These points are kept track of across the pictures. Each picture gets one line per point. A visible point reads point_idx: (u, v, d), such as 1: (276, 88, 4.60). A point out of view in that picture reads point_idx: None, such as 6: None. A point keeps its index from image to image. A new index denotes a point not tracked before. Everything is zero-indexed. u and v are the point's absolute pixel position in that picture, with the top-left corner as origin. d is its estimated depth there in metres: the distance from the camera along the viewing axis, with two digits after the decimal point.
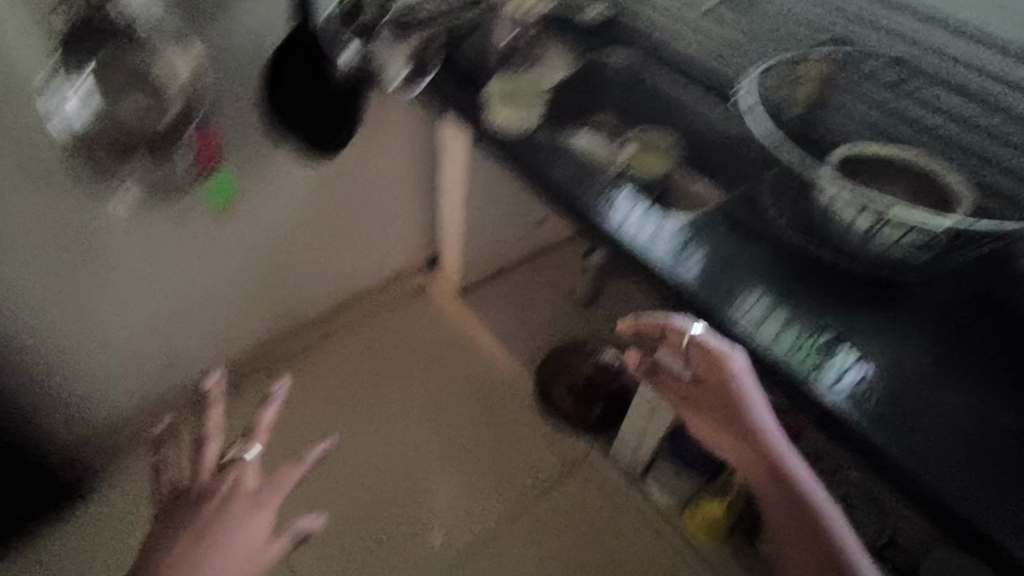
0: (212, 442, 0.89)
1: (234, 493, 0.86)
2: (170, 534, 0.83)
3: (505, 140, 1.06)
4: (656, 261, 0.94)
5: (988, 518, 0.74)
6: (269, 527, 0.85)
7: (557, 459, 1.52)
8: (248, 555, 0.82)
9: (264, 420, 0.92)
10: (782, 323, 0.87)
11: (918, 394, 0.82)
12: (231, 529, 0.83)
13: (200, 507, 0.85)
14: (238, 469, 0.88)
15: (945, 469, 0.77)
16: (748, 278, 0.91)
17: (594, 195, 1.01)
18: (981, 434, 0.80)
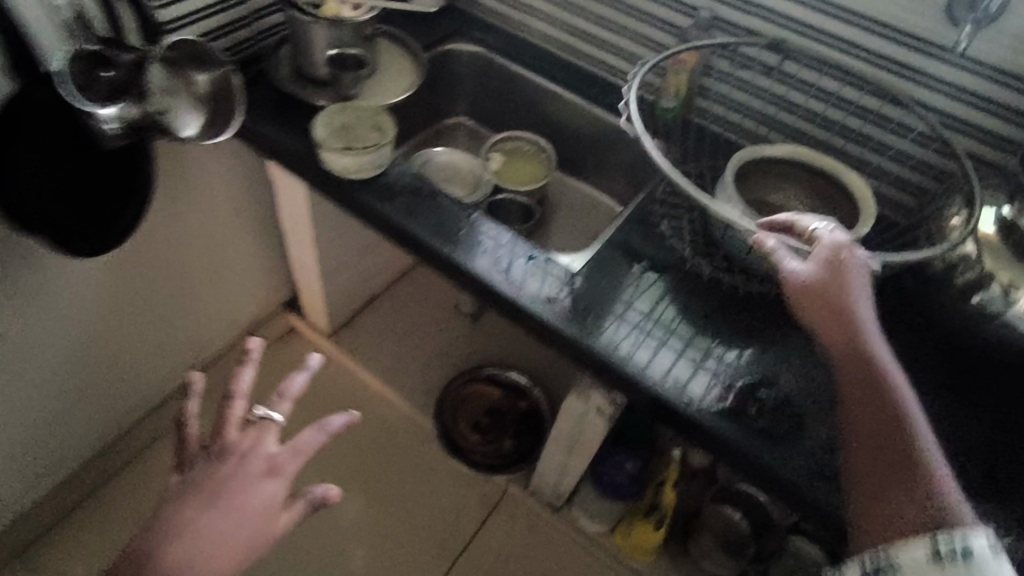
0: (240, 398, 0.80)
1: (253, 453, 0.76)
2: (187, 491, 0.73)
3: (351, 191, 0.87)
4: (555, 322, 0.78)
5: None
6: (286, 484, 0.76)
7: (475, 505, 1.37)
8: (259, 509, 0.73)
9: (293, 386, 0.82)
10: (704, 376, 0.76)
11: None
12: (245, 479, 0.74)
13: (218, 459, 0.76)
14: (262, 427, 0.78)
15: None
16: (660, 326, 0.80)
17: (470, 247, 0.84)
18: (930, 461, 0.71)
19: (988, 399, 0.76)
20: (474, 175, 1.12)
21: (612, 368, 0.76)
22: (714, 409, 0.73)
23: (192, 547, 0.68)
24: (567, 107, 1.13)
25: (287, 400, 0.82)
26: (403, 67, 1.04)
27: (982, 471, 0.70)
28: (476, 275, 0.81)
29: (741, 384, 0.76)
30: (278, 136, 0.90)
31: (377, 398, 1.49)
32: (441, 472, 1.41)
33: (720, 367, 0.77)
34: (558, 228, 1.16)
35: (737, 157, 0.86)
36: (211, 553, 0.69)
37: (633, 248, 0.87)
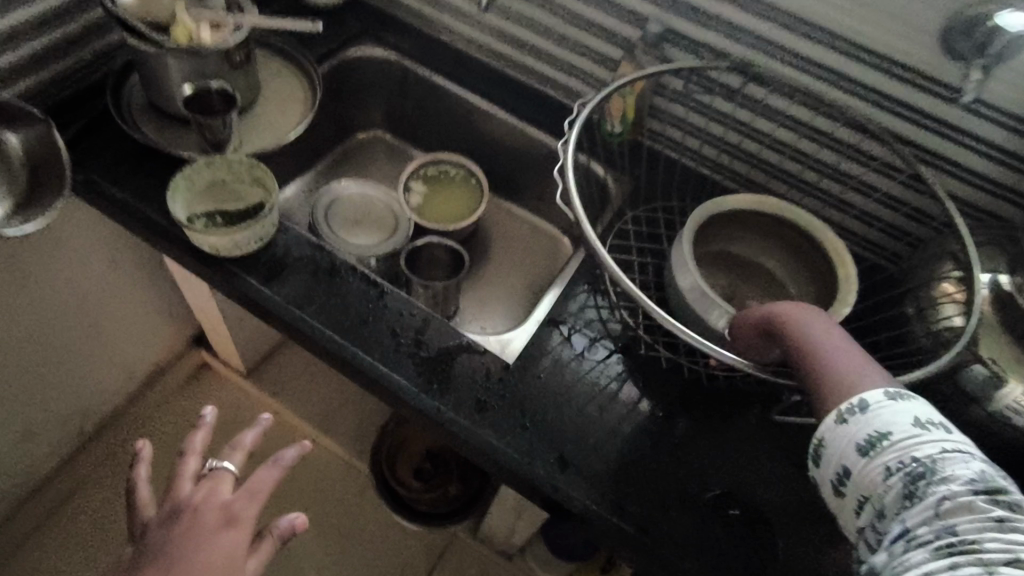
0: (190, 454, 0.73)
1: (205, 506, 0.66)
2: (139, 564, 0.62)
3: (227, 271, 0.70)
4: (486, 439, 0.64)
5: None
6: (246, 533, 0.65)
7: (423, 553, 1.27)
8: (218, 569, 0.62)
9: (245, 439, 0.75)
10: (657, 497, 0.63)
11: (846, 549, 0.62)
12: (198, 536, 0.63)
13: (167, 524, 0.65)
14: (215, 477, 0.70)
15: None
16: (610, 431, 0.67)
17: (378, 340, 0.68)
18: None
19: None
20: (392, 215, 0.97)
21: (554, 495, 0.63)
22: (674, 538, 0.61)
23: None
24: (501, 129, 0.97)
25: (237, 449, 0.74)
26: (294, 95, 0.86)
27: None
28: (387, 382, 0.66)
29: (705, 499, 0.64)
30: (127, 200, 0.71)
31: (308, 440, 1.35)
32: (384, 520, 1.30)
33: (680, 477, 0.65)
34: (496, 262, 0.99)
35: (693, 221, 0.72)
36: None
37: (571, 324, 0.76)
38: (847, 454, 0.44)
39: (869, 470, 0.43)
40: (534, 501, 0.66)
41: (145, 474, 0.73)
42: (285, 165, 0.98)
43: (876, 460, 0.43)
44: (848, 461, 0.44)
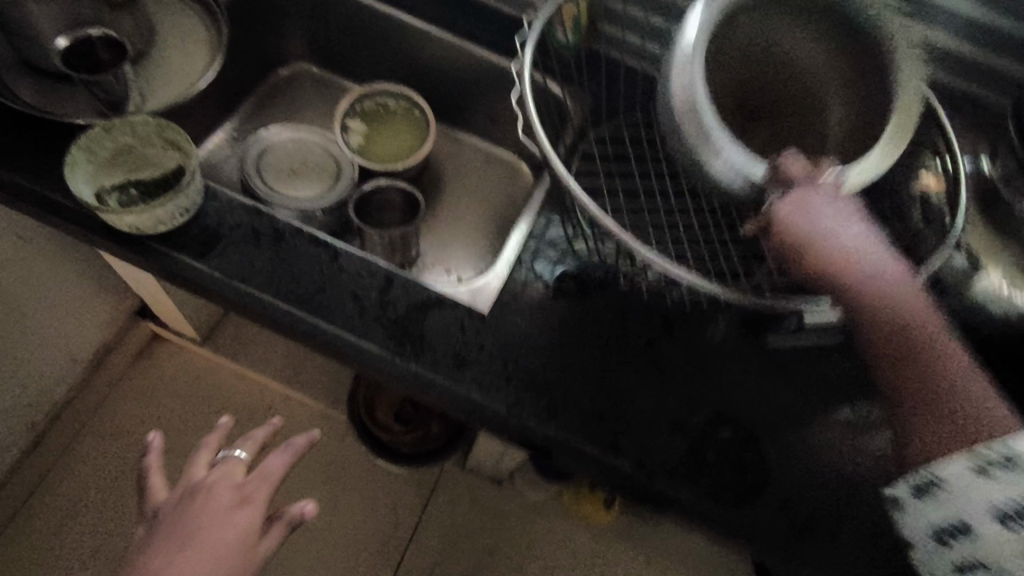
0: (204, 449, 0.71)
1: (215, 485, 0.65)
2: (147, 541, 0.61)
3: (154, 249, 0.62)
4: (469, 394, 0.61)
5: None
6: (258, 514, 0.64)
7: (414, 492, 1.28)
8: (227, 546, 0.61)
9: (260, 431, 0.72)
10: (651, 427, 0.62)
11: (835, 456, 0.63)
12: (208, 515, 0.62)
13: (178, 506, 0.64)
14: (227, 461, 0.68)
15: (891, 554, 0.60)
16: (596, 369, 0.64)
17: (339, 305, 0.63)
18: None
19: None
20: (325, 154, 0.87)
21: (545, 441, 0.61)
22: (672, 468, 0.60)
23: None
24: (440, 50, 0.88)
25: (250, 439, 0.71)
26: (197, 35, 0.74)
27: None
28: (355, 350, 0.61)
29: (698, 425, 0.63)
30: (16, 181, 0.61)
31: (280, 399, 1.31)
32: (371, 468, 1.29)
33: (671, 404, 0.63)
34: (452, 198, 0.93)
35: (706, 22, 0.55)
36: None
37: (543, 260, 0.72)
38: (981, 514, 0.46)
39: (1003, 535, 0.46)
40: (525, 448, 0.64)
41: (156, 463, 0.70)
42: (201, 115, 0.87)
43: (1010, 527, 0.46)
44: (977, 522, 0.47)
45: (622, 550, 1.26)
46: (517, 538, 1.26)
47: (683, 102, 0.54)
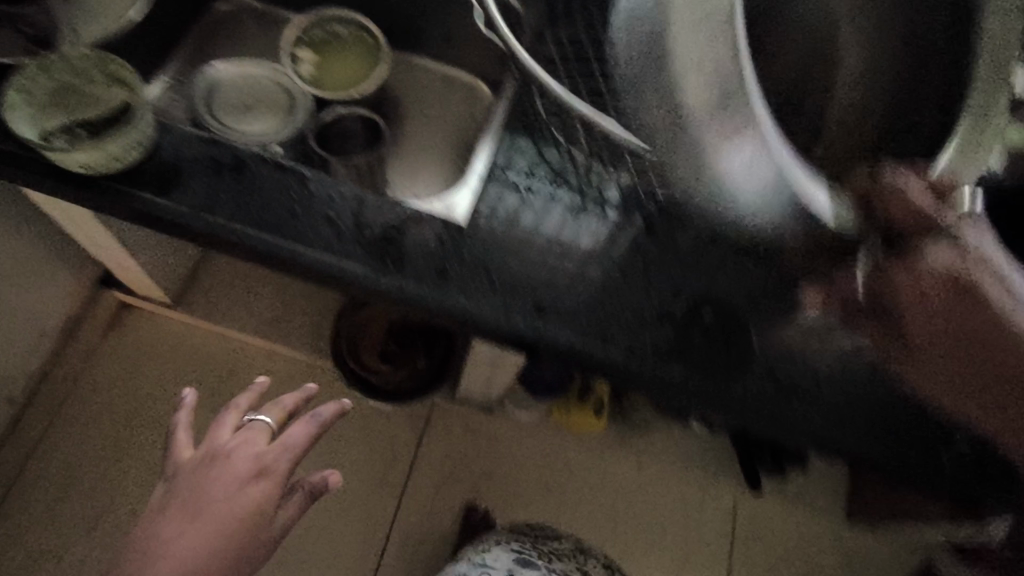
0: (231, 410, 0.72)
1: (237, 454, 0.67)
2: (171, 503, 0.65)
3: (114, 190, 0.60)
4: (456, 303, 0.62)
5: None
6: (278, 486, 0.66)
7: (408, 427, 1.31)
8: (246, 520, 0.64)
9: (286, 400, 0.73)
10: (636, 316, 0.64)
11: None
12: (229, 485, 0.65)
13: (201, 469, 0.67)
14: (251, 429, 0.69)
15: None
16: (577, 268, 0.65)
17: (314, 229, 0.62)
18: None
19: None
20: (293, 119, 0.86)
21: (534, 341, 0.62)
22: (658, 354, 0.62)
23: (172, 565, 0.61)
24: None
25: (278, 407, 0.73)
26: None
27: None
28: (337, 272, 0.61)
29: (681, 311, 0.64)
30: None
31: (262, 355, 1.30)
32: (363, 410, 1.30)
33: (653, 295, 0.65)
34: (416, 123, 0.91)
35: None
36: (185, 550, 0.62)
37: (515, 168, 0.72)
38: None
39: None
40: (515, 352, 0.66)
41: (184, 421, 0.73)
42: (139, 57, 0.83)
43: None
44: None
45: (613, 459, 1.31)
46: (512, 460, 1.31)
47: (665, 112, 0.46)
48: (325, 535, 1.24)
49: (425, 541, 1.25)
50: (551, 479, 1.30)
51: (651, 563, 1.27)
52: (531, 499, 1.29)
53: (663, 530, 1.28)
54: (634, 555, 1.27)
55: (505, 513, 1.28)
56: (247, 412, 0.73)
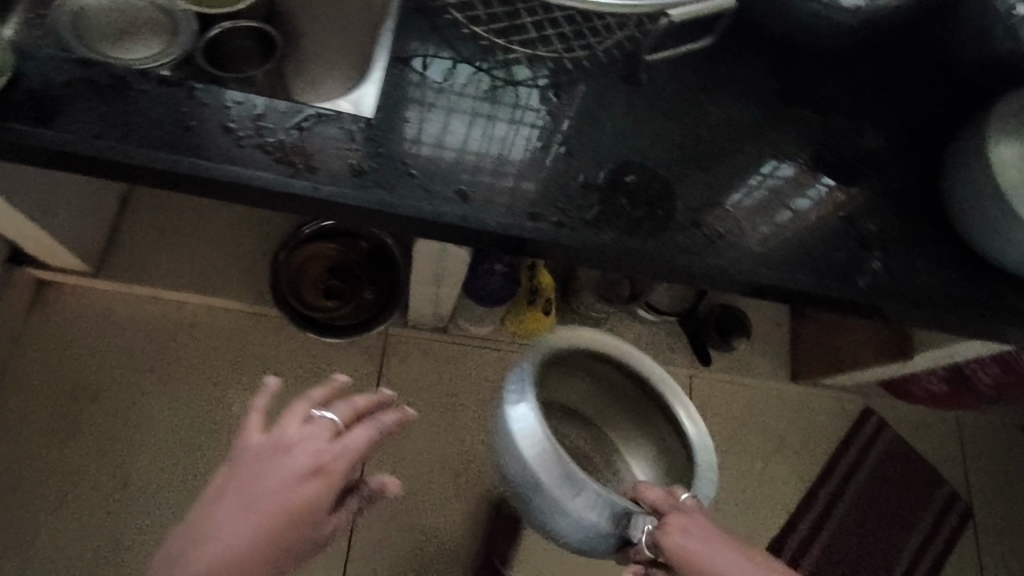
0: (306, 398, 0.67)
1: (301, 452, 0.62)
2: (228, 491, 0.61)
3: None
4: (378, 197, 0.61)
5: (833, 276, 0.69)
6: (332, 490, 0.61)
7: (365, 362, 1.31)
8: (304, 522, 0.59)
9: (361, 401, 0.68)
10: (558, 191, 0.65)
11: (719, 180, 0.71)
12: (284, 479, 0.60)
13: (261, 453, 0.62)
14: (322, 427, 0.64)
15: (778, 244, 0.69)
16: (497, 153, 0.66)
17: (217, 143, 0.60)
18: (784, 191, 0.72)
19: (805, 105, 0.77)
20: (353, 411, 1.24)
21: (465, 223, 0.62)
22: (587, 219, 0.64)
23: (219, 551, 0.58)
24: None
25: (349, 406, 0.67)
26: None
27: (820, 184, 0.74)
28: (246, 182, 0.59)
29: (603, 180, 0.67)
30: None
31: (201, 310, 1.28)
32: (317, 351, 1.30)
33: (574, 168, 0.67)
34: (311, 33, 0.86)
35: (555, 450, 0.80)
36: (242, 541, 0.58)
37: (422, 58, 0.69)
38: None
39: None
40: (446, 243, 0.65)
41: (263, 404, 0.65)
42: None
43: None
44: None
45: None
46: (475, 375, 1.34)
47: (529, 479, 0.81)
48: None
49: (404, 465, 1.27)
50: None
51: None
52: None
53: None
54: None
55: (476, 425, 1.31)
56: (317, 404, 0.68)
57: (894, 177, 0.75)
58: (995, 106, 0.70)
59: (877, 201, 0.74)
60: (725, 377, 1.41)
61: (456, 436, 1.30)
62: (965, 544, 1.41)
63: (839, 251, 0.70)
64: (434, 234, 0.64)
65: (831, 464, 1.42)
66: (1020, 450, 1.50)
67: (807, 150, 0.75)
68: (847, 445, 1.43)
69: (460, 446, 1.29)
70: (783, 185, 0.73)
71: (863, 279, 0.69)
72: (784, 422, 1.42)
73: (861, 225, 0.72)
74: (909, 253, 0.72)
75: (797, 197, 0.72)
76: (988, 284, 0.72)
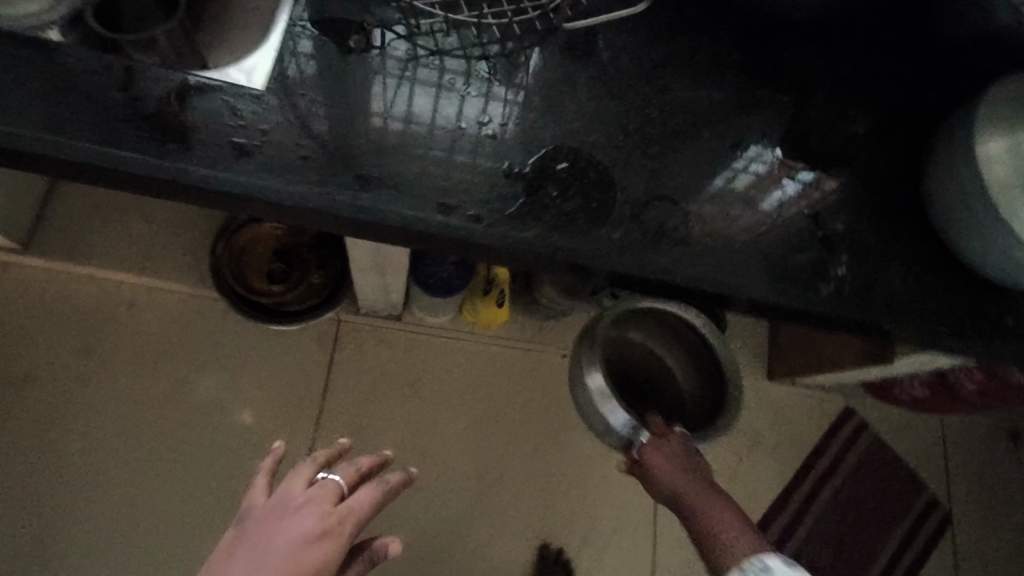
0: (309, 461, 0.68)
1: (307, 512, 0.62)
2: (232, 558, 0.59)
3: None
4: (265, 182, 0.53)
5: (792, 283, 0.61)
6: (339, 551, 0.60)
7: (316, 348, 1.24)
8: None
9: (365, 461, 0.70)
10: (477, 179, 0.58)
11: (668, 171, 0.63)
12: (294, 537, 0.59)
13: (267, 516, 0.62)
14: (328, 487, 0.64)
15: (732, 245, 0.61)
16: (412, 134, 0.59)
17: (73, 116, 0.52)
18: (743, 186, 0.64)
19: (775, 86, 0.68)
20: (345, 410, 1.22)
21: (365, 214, 0.54)
22: (509, 212, 0.57)
23: None
24: None
25: (353, 466, 0.69)
26: None
27: (787, 176, 0.65)
28: (107, 160, 0.51)
29: (530, 168, 0.59)
30: None
31: (141, 292, 1.20)
32: (264, 337, 1.22)
33: (498, 154, 0.60)
34: None
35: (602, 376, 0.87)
36: None
37: (333, 23, 0.61)
38: None
39: None
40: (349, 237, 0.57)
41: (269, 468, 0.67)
42: None
43: None
44: None
45: (535, 351, 1.30)
46: (434, 366, 1.26)
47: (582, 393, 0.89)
48: (245, 468, 1.17)
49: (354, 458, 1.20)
50: (473, 378, 1.27)
51: (583, 440, 1.28)
52: (457, 400, 1.26)
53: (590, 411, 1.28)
54: (566, 436, 1.28)
55: (433, 418, 1.24)
56: (321, 467, 0.69)
57: (871, 171, 0.67)
58: (984, 90, 0.61)
59: (848, 197, 0.66)
60: None
61: (412, 428, 1.23)
62: (942, 551, 1.36)
63: (801, 255, 0.62)
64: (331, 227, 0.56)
65: (808, 466, 1.35)
66: (1005, 454, 1.44)
67: (773, 137, 0.67)
68: (825, 446, 1.37)
69: (415, 439, 1.23)
70: (744, 178, 0.65)
71: (826, 287, 0.61)
72: (759, 421, 1.35)
73: (829, 227, 0.64)
74: (882, 258, 0.63)
75: (759, 192, 0.64)
76: (968, 294, 0.64)
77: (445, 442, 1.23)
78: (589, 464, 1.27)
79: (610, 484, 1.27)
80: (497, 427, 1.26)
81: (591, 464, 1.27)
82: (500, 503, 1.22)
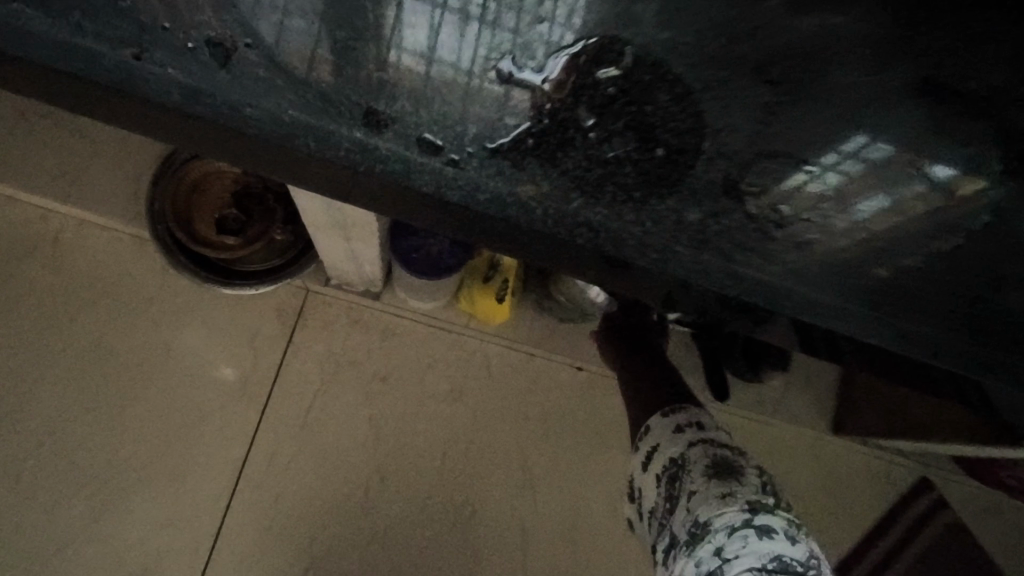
0: None
1: None
2: None
3: None
4: (93, 46, 0.34)
5: (984, 342, 0.36)
6: None
7: (275, 319, 1.01)
8: None
9: None
10: (456, 90, 0.36)
11: (782, 117, 0.38)
12: None
13: None
14: None
15: (873, 254, 0.37)
16: (360, 7, 0.38)
17: None
18: (898, 154, 0.39)
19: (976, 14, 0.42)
20: (302, 402, 0.99)
21: (251, 121, 0.34)
22: (498, 145, 0.35)
23: None
24: None
25: None
26: None
27: (969, 153, 0.39)
28: None
29: (549, 82, 0.37)
30: None
31: (72, 227, 0.99)
32: (214, 298, 1.00)
33: (496, 51, 0.38)
34: None
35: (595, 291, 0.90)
36: None
37: None
38: None
39: None
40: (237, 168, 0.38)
41: None
42: None
43: None
44: None
45: (542, 358, 1.04)
46: (413, 360, 1.02)
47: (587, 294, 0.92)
48: (164, 454, 0.96)
49: (303, 458, 0.97)
50: (462, 380, 1.02)
51: (590, 478, 1.01)
52: (439, 405, 1.01)
53: (600, 440, 1.03)
54: (567, 470, 1.01)
55: (404, 424, 1.00)
56: None
57: None
58: None
59: None
60: (740, 410, 1.08)
61: (377, 432, 0.99)
62: None
63: (1001, 295, 0.37)
64: (217, 143, 0.36)
65: (865, 543, 1.08)
66: None
67: (966, 85, 0.40)
68: (891, 521, 1.09)
69: (380, 446, 0.99)
70: (873, 153, 0.39)
71: None
72: (809, 479, 1.08)
73: None
74: None
75: (896, 179, 0.39)
76: None
77: (414, 456, 0.99)
78: (591, 507, 1.01)
79: (614, 537, 1.00)
80: (482, 445, 1.01)
81: (596, 508, 1.01)
82: (472, 542, 0.98)
